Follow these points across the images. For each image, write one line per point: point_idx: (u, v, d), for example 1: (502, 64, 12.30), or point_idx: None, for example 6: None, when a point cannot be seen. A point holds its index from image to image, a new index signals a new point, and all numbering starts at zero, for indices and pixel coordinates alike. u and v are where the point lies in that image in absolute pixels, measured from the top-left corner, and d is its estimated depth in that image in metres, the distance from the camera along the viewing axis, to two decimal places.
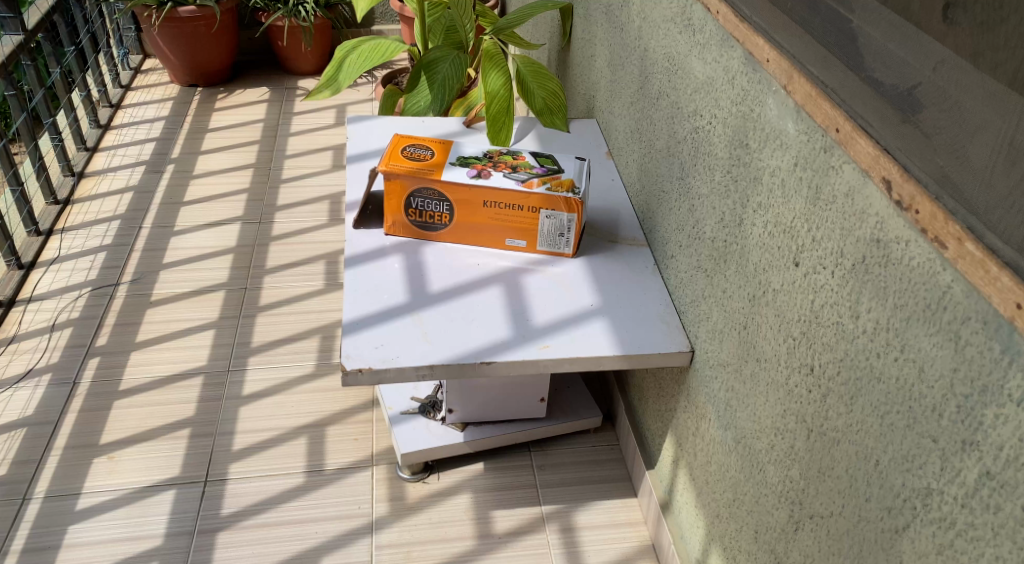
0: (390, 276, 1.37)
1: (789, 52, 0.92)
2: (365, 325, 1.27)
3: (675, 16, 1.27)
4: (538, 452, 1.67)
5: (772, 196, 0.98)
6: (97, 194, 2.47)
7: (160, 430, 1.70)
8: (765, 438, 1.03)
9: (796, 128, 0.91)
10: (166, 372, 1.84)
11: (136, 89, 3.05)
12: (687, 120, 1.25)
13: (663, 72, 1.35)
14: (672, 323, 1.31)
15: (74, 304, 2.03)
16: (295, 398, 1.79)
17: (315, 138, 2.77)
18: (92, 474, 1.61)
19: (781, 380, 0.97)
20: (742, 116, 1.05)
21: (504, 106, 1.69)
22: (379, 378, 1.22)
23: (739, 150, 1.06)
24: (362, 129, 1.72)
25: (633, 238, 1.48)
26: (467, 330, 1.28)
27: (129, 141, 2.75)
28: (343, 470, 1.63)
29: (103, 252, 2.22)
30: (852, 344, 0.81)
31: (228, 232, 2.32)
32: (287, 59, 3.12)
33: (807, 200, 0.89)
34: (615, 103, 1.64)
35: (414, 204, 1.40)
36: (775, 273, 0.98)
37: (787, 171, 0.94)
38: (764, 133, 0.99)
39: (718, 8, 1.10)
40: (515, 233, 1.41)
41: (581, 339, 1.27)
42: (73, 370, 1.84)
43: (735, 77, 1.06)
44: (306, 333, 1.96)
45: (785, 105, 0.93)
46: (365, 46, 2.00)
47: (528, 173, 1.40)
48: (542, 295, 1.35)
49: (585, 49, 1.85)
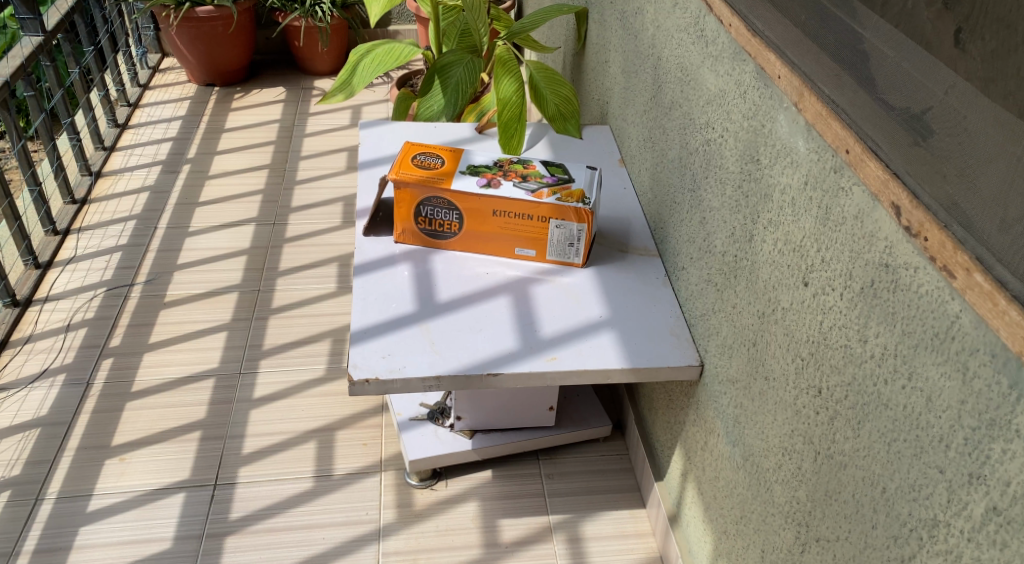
0: (399, 284, 1.37)
1: (800, 69, 0.90)
2: (373, 334, 1.27)
3: (689, 26, 1.26)
4: (547, 460, 1.67)
5: (782, 214, 0.97)
6: (114, 194, 2.48)
7: (171, 433, 1.71)
8: (772, 457, 1.02)
9: (807, 146, 0.90)
10: (178, 374, 1.85)
11: (154, 89, 3.07)
12: (699, 131, 1.24)
13: (676, 81, 1.34)
14: (681, 336, 1.30)
15: (89, 304, 2.05)
16: (306, 402, 1.79)
17: (330, 139, 2.78)
18: (104, 475, 1.62)
19: (789, 400, 0.96)
20: (753, 131, 1.04)
21: (517, 113, 1.68)
22: (386, 389, 1.22)
23: (750, 165, 1.05)
24: (373, 135, 1.72)
25: (644, 248, 1.47)
26: (474, 340, 1.27)
27: (146, 140, 2.76)
28: (351, 475, 1.63)
29: (119, 252, 2.24)
30: (859, 369, 0.80)
31: (243, 233, 2.32)
32: (303, 59, 3.13)
33: (816, 220, 0.88)
34: (628, 111, 1.63)
35: (423, 212, 1.40)
36: (785, 291, 0.96)
37: (797, 190, 0.92)
38: (774, 149, 0.98)
39: (730, 21, 1.08)
40: (524, 242, 1.40)
41: (588, 351, 1.27)
42: (87, 370, 1.85)
43: (747, 91, 1.05)
44: (318, 336, 1.96)
45: (796, 122, 0.92)
46: (379, 50, 1.99)
47: (538, 182, 1.39)
48: (551, 305, 1.34)
49: (599, 54, 1.84)
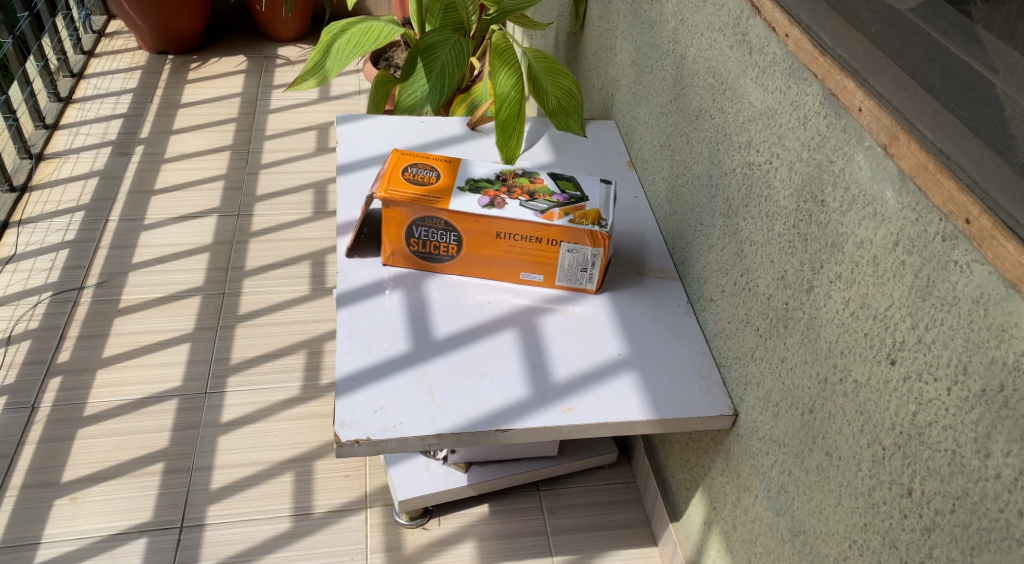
0: (388, 317, 1.20)
1: (890, 103, 0.76)
2: (362, 382, 1.11)
3: (724, 26, 1.08)
4: (547, 491, 1.53)
5: (857, 271, 0.81)
6: (57, 180, 2.25)
7: (129, 466, 1.54)
8: (834, 545, 0.89)
9: (899, 199, 0.74)
10: (136, 395, 1.67)
11: (100, 56, 2.81)
12: (736, 150, 1.07)
13: (705, 87, 1.16)
14: (710, 379, 1.16)
15: (34, 312, 1.85)
16: (280, 427, 1.63)
17: (296, 116, 2.56)
18: (53, 519, 1.45)
19: (860, 488, 0.83)
20: (815, 165, 0.88)
21: (515, 109, 1.49)
22: (380, 448, 1.06)
23: (810, 205, 0.89)
24: (352, 131, 1.53)
25: (661, 269, 1.31)
26: (478, 388, 1.12)
27: (94, 116, 2.52)
28: (334, 513, 1.48)
29: (66, 249, 2.02)
30: (975, 487, 0.67)
31: (205, 225, 2.12)
32: (266, 24, 2.88)
33: (911, 290, 0.73)
34: (640, 109, 1.46)
35: (416, 233, 1.23)
36: (859, 363, 0.82)
37: (881, 248, 0.77)
38: (847, 192, 0.82)
39: (786, 30, 0.90)
40: (531, 267, 1.24)
41: (609, 398, 1.12)
42: (31, 392, 1.66)
43: (808, 117, 0.88)
44: (291, 348, 1.79)
45: (880, 167, 0.76)
46: (355, 29, 1.78)
47: (548, 201, 1.22)
48: (562, 342, 1.19)
49: (602, 39, 1.65)
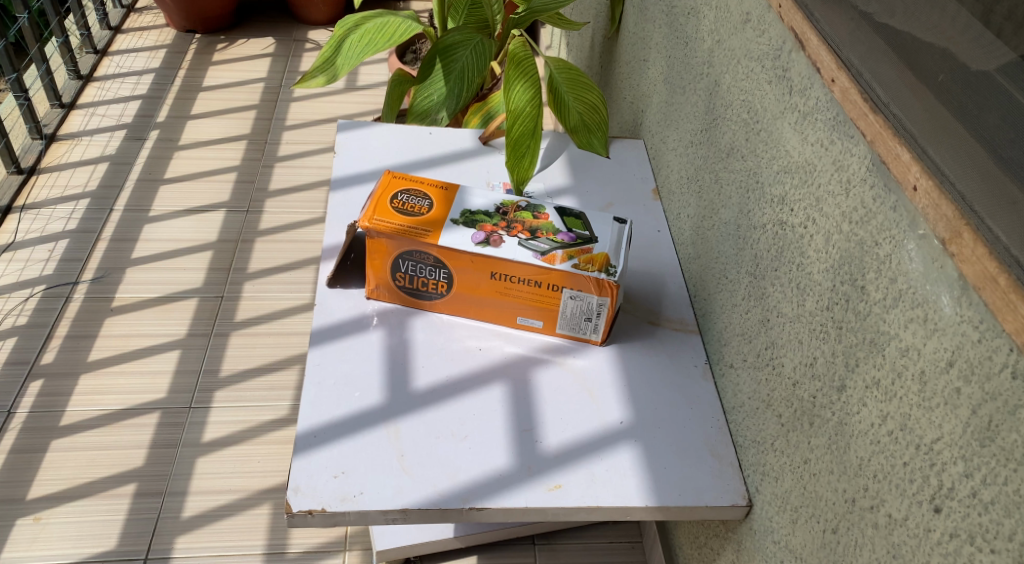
0: (364, 361, 1.07)
1: (957, 191, 0.61)
2: (325, 440, 0.99)
3: (764, 56, 0.92)
4: (543, 548, 1.40)
5: (898, 384, 0.66)
6: (67, 163, 2.17)
7: (101, 485, 1.45)
8: None
9: (958, 311, 0.59)
10: (116, 406, 1.58)
11: (126, 33, 2.72)
12: (768, 200, 0.92)
13: (738, 123, 1.00)
14: (724, 459, 1.00)
15: (24, 306, 1.76)
16: (263, 451, 1.52)
17: (320, 106, 2.44)
18: (14, 541, 1.37)
19: None
20: (859, 245, 0.72)
21: (530, 125, 1.34)
22: (337, 520, 0.94)
23: (849, 288, 0.73)
24: (353, 140, 1.40)
25: (678, 320, 1.16)
26: (454, 454, 0.98)
27: (112, 97, 2.43)
28: (309, 555, 1.37)
29: (66, 239, 1.94)
30: None
31: (211, 220, 2.02)
32: (297, 6, 2.77)
33: (968, 430, 0.58)
34: (669, 131, 1.30)
35: (403, 267, 1.10)
36: (893, 496, 0.67)
37: (931, 366, 0.62)
38: (893, 285, 0.67)
39: (832, 74, 0.76)
40: (530, 311, 1.10)
41: (604, 476, 0.97)
42: (10, 396, 1.58)
43: (854, 187, 0.72)
44: (286, 362, 1.68)
45: (940, 267, 0.61)
46: (370, 24, 1.64)
47: (551, 241, 1.07)
48: (557, 403, 1.04)
49: (637, 48, 1.49)
